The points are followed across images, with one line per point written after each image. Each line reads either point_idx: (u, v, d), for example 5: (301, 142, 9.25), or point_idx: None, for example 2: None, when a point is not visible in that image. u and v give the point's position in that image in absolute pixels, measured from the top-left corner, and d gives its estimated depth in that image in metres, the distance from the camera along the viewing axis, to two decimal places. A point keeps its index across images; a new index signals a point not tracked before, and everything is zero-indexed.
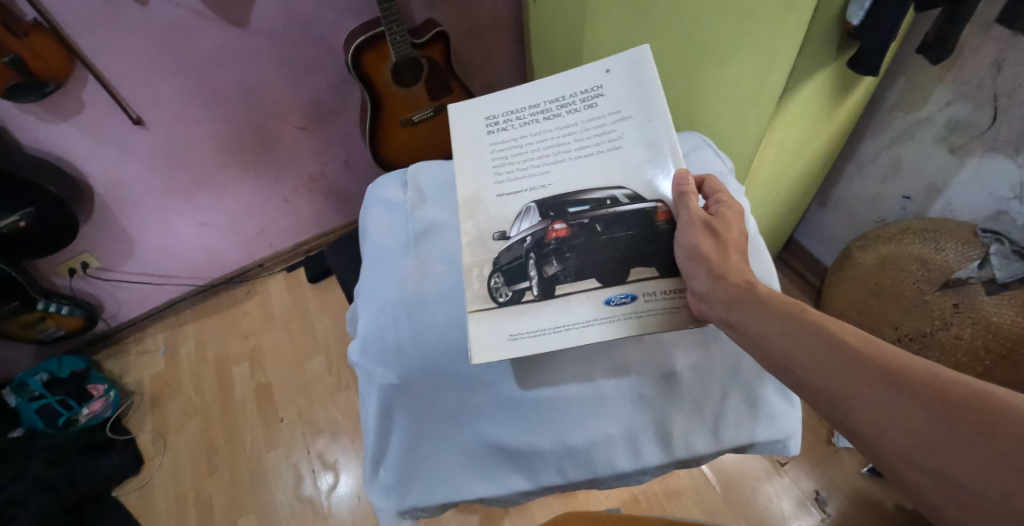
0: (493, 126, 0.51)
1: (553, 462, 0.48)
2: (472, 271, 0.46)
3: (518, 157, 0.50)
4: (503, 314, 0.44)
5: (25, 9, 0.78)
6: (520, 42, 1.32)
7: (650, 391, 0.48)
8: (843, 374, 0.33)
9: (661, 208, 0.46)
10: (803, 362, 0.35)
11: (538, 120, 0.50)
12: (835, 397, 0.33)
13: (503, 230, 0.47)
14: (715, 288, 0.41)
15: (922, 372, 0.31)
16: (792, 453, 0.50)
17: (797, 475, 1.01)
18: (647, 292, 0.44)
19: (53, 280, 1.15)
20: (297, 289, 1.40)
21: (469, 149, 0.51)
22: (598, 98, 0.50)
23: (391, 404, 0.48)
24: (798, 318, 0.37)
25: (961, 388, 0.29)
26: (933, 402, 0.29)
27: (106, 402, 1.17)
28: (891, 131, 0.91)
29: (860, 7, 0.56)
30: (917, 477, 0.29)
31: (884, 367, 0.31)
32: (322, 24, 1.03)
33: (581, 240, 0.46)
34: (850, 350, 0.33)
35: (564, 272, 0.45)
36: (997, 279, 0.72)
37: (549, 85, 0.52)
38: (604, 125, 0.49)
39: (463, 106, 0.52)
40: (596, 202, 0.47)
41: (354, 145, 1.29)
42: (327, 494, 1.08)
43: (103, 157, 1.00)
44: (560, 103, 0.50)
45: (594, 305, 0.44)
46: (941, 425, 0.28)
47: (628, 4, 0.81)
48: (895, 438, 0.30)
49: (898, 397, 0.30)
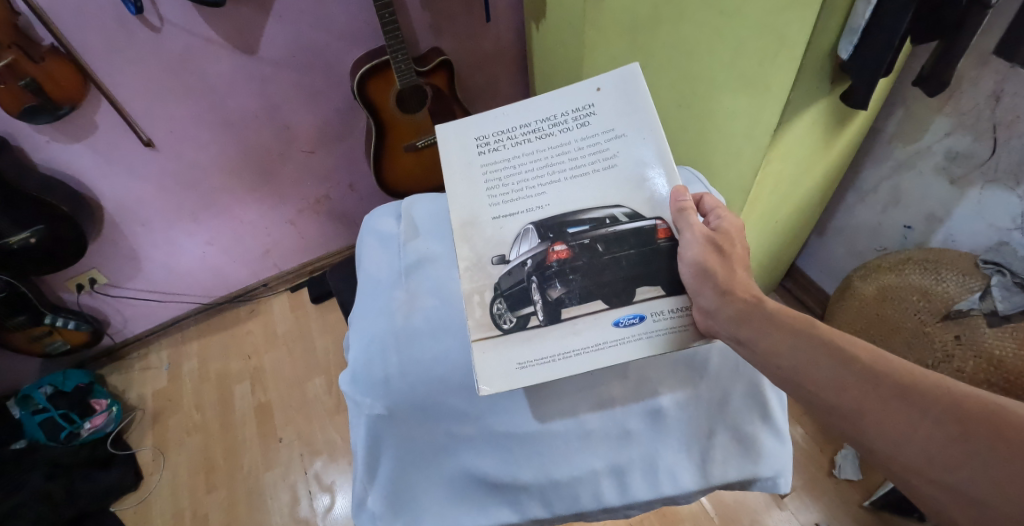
0: (484, 146, 0.50)
1: (539, 496, 0.48)
2: (473, 298, 0.46)
3: (512, 177, 0.49)
4: (507, 341, 0.44)
5: (42, 35, 0.81)
6: (524, 70, 1.35)
7: (637, 425, 0.48)
8: (855, 389, 0.34)
9: (660, 226, 0.47)
10: (812, 377, 0.36)
11: (531, 140, 0.50)
12: (848, 413, 0.34)
13: (503, 253, 0.47)
14: (722, 304, 0.42)
15: (935, 386, 0.32)
16: (783, 492, 0.49)
17: (797, 507, 0.99)
18: (655, 312, 0.45)
19: (62, 295, 1.17)
20: (300, 309, 1.42)
21: (461, 172, 0.50)
22: (590, 117, 0.50)
23: (378, 436, 0.48)
24: (806, 332, 0.38)
25: (974, 401, 0.30)
26: (947, 415, 0.30)
27: (108, 417, 1.19)
28: (890, 161, 0.91)
29: (849, 42, 0.58)
30: (933, 493, 0.30)
31: (897, 383, 0.33)
32: (330, 50, 1.06)
33: (584, 262, 0.46)
34: (861, 365, 0.35)
35: (568, 295, 0.45)
36: (999, 311, 0.72)
37: (537, 102, 0.51)
38: (598, 144, 0.49)
39: (451, 127, 0.51)
40: (595, 222, 0.47)
41: (359, 167, 1.31)
42: (323, 516, 1.08)
43: (115, 177, 1.03)
44: (552, 122, 0.50)
45: (599, 327, 0.44)
46: (954, 440, 0.29)
47: (628, 36, 0.82)
48: (911, 453, 0.31)
49: (911, 411, 0.31)
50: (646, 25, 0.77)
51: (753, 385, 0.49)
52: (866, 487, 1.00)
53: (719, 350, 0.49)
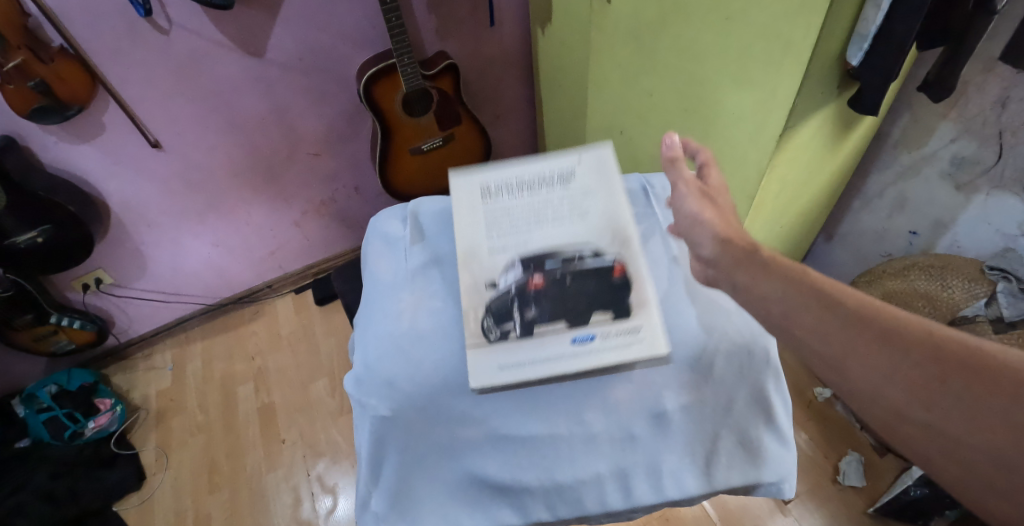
0: (485, 190, 0.55)
1: (544, 498, 0.49)
2: (467, 312, 0.48)
3: (506, 217, 0.53)
4: (489, 349, 0.46)
5: (52, 36, 0.82)
6: (530, 74, 1.35)
7: (642, 430, 0.48)
8: (838, 334, 0.30)
9: (619, 263, 0.50)
10: (798, 321, 0.32)
11: (524, 189, 0.55)
12: (830, 359, 0.30)
13: (494, 279, 0.50)
14: (722, 251, 0.40)
15: (918, 329, 0.28)
16: (787, 497, 0.50)
17: (801, 513, 0.99)
18: (603, 332, 0.46)
19: (67, 295, 1.18)
20: (304, 311, 1.42)
21: (462, 210, 0.54)
22: (575, 178, 0.55)
23: (382, 438, 0.47)
24: (794, 278, 0.34)
25: (956, 344, 0.27)
26: (927, 358, 0.27)
27: (112, 416, 1.18)
28: (896, 167, 0.90)
29: (859, 48, 0.58)
30: (913, 433, 0.27)
31: (881, 325, 0.29)
32: (336, 53, 1.06)
33: (554, 290, 0.49)
34: (843, 308, 0.31)
35: (539, 315, 0.48)
36: (1004, 317, 0.72)
37: (535, 158, 0.56)
38: (579, 198, 0.54)
39: (461, 173, 0.56)
40: (570, 259, 0.50)
41: (364, 170, 1.31)
42: (325, 518, 1.08)
43: (121, 177, 1.04)
44: (545, 175, 0.55)
45: (560, 341, 0.46)
46: (933, 382, 0.26)
47: (633, 41, 0.82)
48: (891, 396, 0.27)
49: (891, 356, 0.28)
50: (652, 30, 0.77)
51: (760, 390, 0.48)
52: (870, 493, 1.00)
53: (728, 351, 0.48)
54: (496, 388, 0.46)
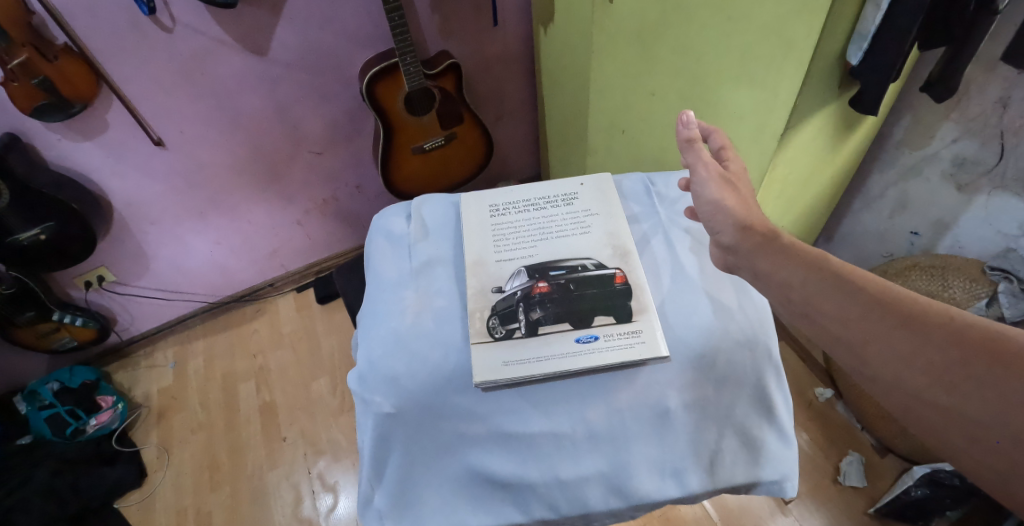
0: (495, 211, 0.62)
1: (545, 496, 0.47)
2: (474, 313, 0.52)
3: (513, 235, 0.59)
4: (497, 345, 0.50)
5: (56, 34, 0.82)
6: (532, 74, 1.35)
7: (644, 427, 0.48)
8: (862, 319, 0.32)
9: (619, 273, 0.54)
10: (820, 306, 0.35)
11: (529, 211, 0.62)
12: (853, 344, 0.32)
13: (500, 285, 0.54)
14: (742, 238, 0.42)
15: (940, 315, 0.30)
16: (790, 497, 0.50)
17: (802, 514, 0.99)
18: (608, 334, 0.50)
19: (69, 292, 1.18)
20: (306, 309, 1.42)
21: (474, 228, 0.60)
22: (575, 200, 0.62)
23: (387, 433, 0.48)
24: (820, 267, 0.37)
25: (974, 330, 0.29)
26: (948, 342, 0.29)
27: (114, 414, 1.19)
28: (897, 167, 0.90)
29: (858, 48, 0.58)
30: (928, 411, 0.29)
31: (905, 311, 0.31)
32: (339, 52, 1.07)
33: (558, 296, 0.53)
34: (868, 295, 0.33)
35: (544, 317, 0.52)
36: (1006, 317, 0.75)
37: (536, 187, 0.65)
38: (579, 217, 0.60)
39: (472, 197, 0.64)
40: (570, 268, 0.55)
41: (366, 169, 1.31)
42: (326, 516, 1.08)
43: (125, 175, 1.04)
44: (547, 200, 0.63)
45: (564, 342, 0.50)
46: (951, 365, 0.28)
47: (635, 41, 0.83)
48: (911, 378, 0.29)
49: (913, 340, 0.30)
50: (654, 29, 0.77)
51: (760, 390, 0.49)
52: (870, 494, 1.00)
53: (727, 352, 0.49)
54: (499, 386, 0.49)
